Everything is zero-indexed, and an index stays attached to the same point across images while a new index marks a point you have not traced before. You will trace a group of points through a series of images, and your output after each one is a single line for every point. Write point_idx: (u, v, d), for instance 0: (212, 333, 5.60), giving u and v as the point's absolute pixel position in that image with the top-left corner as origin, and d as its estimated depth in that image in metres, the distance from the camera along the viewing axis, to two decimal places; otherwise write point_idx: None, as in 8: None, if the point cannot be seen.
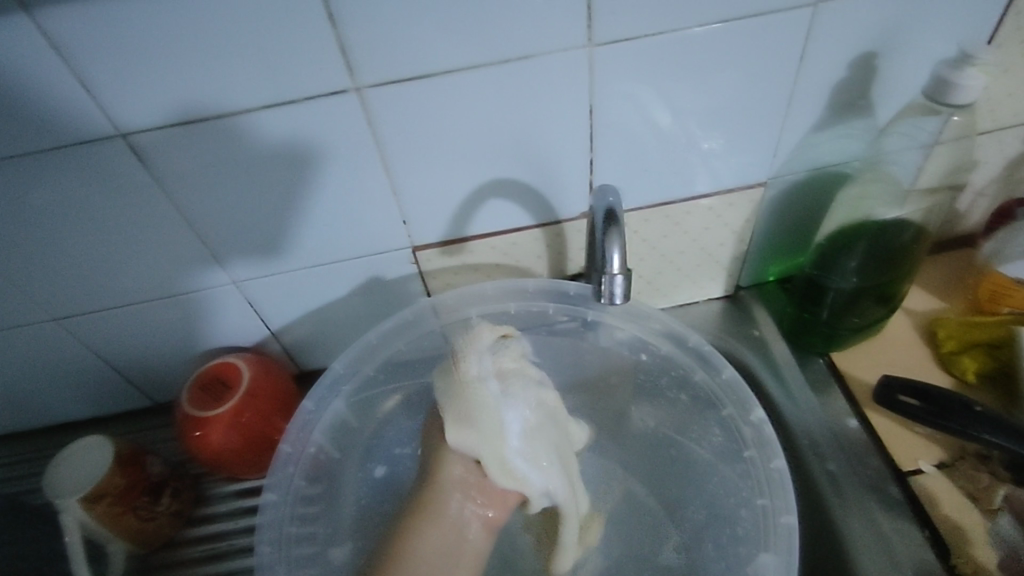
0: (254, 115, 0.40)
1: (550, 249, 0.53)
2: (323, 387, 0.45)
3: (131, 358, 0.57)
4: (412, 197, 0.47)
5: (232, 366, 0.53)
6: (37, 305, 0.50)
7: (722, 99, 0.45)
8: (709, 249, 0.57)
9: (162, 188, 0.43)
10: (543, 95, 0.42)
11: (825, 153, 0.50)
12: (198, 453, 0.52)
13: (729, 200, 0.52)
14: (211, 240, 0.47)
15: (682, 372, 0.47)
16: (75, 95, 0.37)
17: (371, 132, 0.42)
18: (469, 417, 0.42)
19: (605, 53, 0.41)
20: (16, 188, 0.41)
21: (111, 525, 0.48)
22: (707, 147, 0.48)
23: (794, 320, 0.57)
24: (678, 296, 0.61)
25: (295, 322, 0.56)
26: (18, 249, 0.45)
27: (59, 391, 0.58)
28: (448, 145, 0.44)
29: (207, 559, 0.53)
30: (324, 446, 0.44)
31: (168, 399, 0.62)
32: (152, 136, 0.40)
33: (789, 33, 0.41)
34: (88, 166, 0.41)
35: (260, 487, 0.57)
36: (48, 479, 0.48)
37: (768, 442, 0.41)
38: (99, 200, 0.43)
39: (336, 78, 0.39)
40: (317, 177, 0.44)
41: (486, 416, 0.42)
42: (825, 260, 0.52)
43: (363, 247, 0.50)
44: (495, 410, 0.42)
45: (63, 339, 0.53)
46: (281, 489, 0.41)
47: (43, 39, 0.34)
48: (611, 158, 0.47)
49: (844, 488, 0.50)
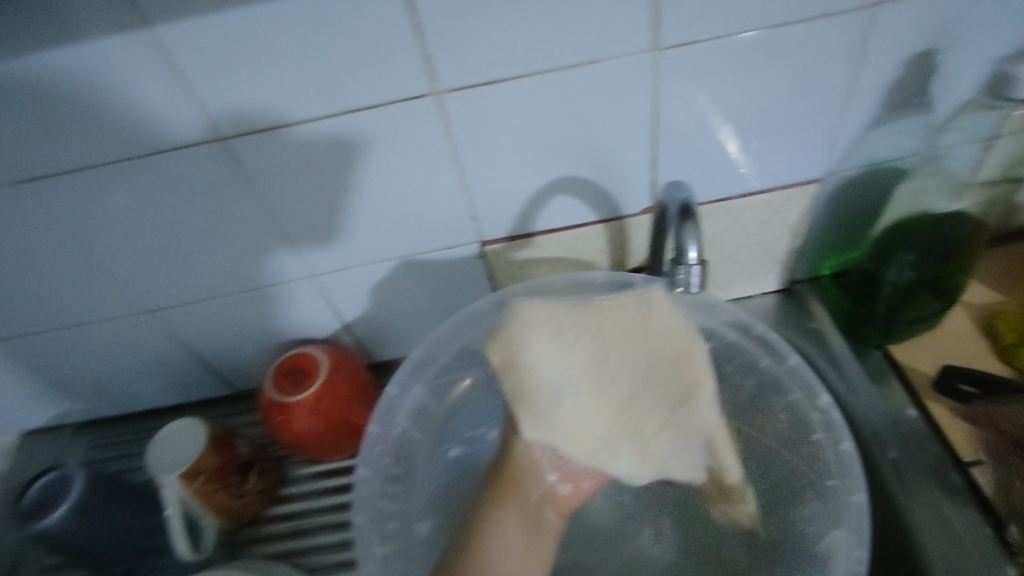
0: (342, 119, 0.43)
1: (612, 244, 0.56)
2: (405, 372, 0.50)
3: (216, 349, 0.61)
4: (482, 195, 0.50)
5: (312, 356, 0.56)
6: (139, 298, 0.55)
7: (779, 97, 0.47)
8: (766, 244, 0.58)
9: (257, 188, 0.47)
10: (608, 97, 0.45)
11: (883, 148, 0.51)
12: (282, 436, 0.56)
13: (786, 195, 0.54)
14: (297, 237, 0.51)
15: (748, 359, 0.51)
16: (185, 103, 0.41)
17: (447, 134, 0.45)
18: (538, 415, 0.45)
19: (668, 57, 0.43)
20: (132, 190, 0.46)
21: (204, 500, 0.53)
22: (764, 144, 0.50)
23: (851, 313, 0.58)
24: (735, 290, 0.63)
25: (369, 314, 0.60)
26: (127, 245, 0.50)
27: (152, 378, 0.63)
28: (518, 146, 0.47)
29: (289, 533, 0.58)
30: (409, 429, 0.50)
31: (249, 387, 0.66)
32: (251, 139, 0.44)
33: (846, 32, 0.43)
34: (196, 167, 0.45)
35: (336, 470, 0.61)
36: (150, 457, 0.52)
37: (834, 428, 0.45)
38: (204, 201, 0.48)
39: (417, 83, 0.42)
40: (398, 177, 0.48)
41: (553, 412, 0.45)
42: (883, 253, 0.53)
43: (436, 243, 0.53)
44: (559, 403, 0.45)
45: (158, 329, 0.58)
46: (371, 466, 0.47)
47: (160, 54, 0.39)
48: (672, 156, 0.50)
49: (907, 476, 0.51)
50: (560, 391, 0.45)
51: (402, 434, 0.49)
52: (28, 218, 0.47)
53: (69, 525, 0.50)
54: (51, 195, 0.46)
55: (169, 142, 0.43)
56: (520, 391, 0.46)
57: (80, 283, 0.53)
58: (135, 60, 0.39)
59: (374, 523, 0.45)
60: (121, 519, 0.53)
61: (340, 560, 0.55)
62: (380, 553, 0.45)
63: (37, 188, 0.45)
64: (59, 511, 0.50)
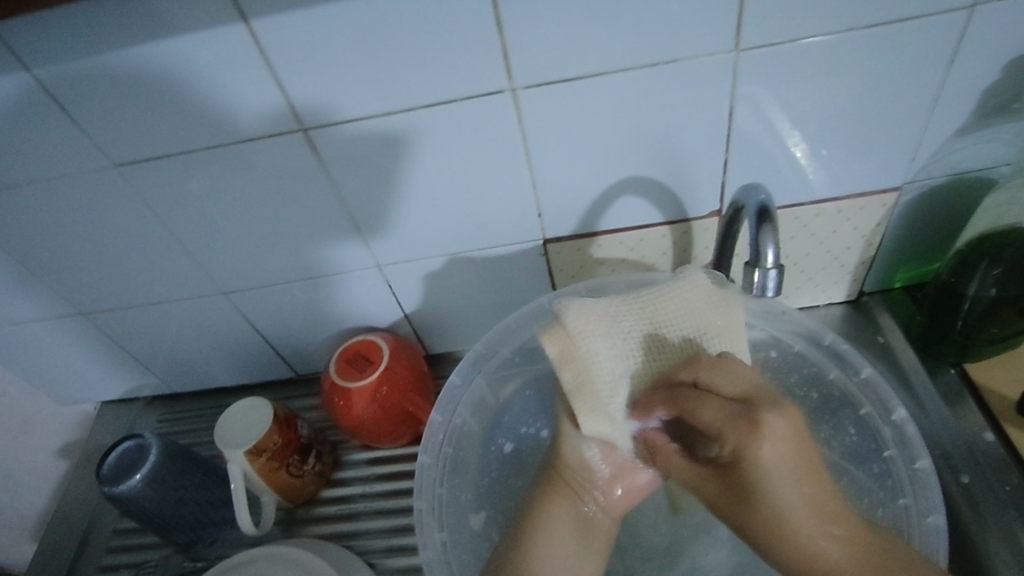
0: (418, 113, 0.44)
1: (676, 246, 0.55)
2: (467, 363, 0.51)
3: (281, 332, 0.63)
4: (549, 193, 0.50)
5: (373, 344, 0.58)
6: (213, 280, 0.57)
7: (861, 101, 0.45)
8: (836, 253, 0.56)
9: (332, 179, 0.49)
10: (684, 98, 0.44)
11: (970, 157, 0.49)
12: (341, 420, 0.57)
13: (861, 204, 0.52)
14: (366, 227, 0.53)
15: (816, 370, 0.50)
16: (273, 96, 0.43)
17: (519, 129, 0.46)
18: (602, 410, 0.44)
19: (749, 57, 0.42)
20: (215, 175, 0.48)
21: (266, 477, 0.55)
22: (842, 149, 0.48)
23: (924, 328, 0.56)
24: (799, 300, 0.61)
25: (428, 306, 0.61)
26: (208, 229, 0.53)
27: (220, 357, 0.66)
28: (589, 144, 0.47)
29: (343, 516, 0.59)
30: (468, 420, 0.51)
31: (309, 371, 0.68)
32: (330, 130, 0.45)
33: (940, 34, 0.41)
34: (277, 156, 0.47)
35: (389, 457, 0.62)
36: (218, 430, 0.54)
37: (912, 444, 0.44)
38: (281, 188, 0.49)
39: (494, 80, 0.43)
40: (467, 172, 0.49)
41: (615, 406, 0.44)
42: (964, 265, 0.51)
43: (499, 239, 0.54)
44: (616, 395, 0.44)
45: (229, 310, 0.60)
46: (432, 453, 0.48)
47: (253, 46, 0.40)
48: (743, 159, 0.49)
49: (980, 503, 0.49)
50: (617, 382, 0.44)
51: (461, 426, 0.50)
52: (121, 199, 0.50)
53: (143, 492, 0.53)
54: (143, 178, 0.48)
55: (254, 131, 0.45)
56: (579, 382, 0.44)
57: (161, 263, 0.55)
58: (229, 52, 0.41)
59: (435, 510, 0.46)
60: (189, 489, 0.56)
61: (391, 545, 0.57)
62: (439, 539, 0.45)
63: (130, 171, 0.48)
64: (135, 478, 0.52)
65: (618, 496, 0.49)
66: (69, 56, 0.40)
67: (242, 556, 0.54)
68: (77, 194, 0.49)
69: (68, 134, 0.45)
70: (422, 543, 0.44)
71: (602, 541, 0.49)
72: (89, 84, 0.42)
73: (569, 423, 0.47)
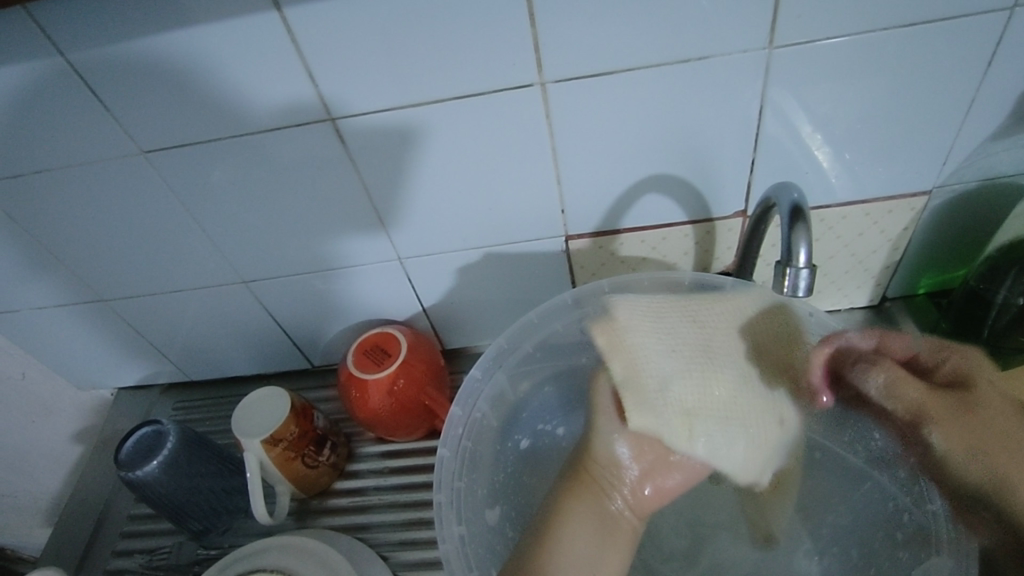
0: (447, 105, 0.44)
1: (698, 246, 0.55)
2: (488, 358, 0.51)
3: (299, 323, 0.63)
4: (573, 189, 0.50)
5: (391, 337, 0.58)
6: (235, 269, 0.57)
7: (895, 103, 0.45)
8: (860, 257, 0.56)
9: (358, 170, 0.49)
10: (715, 96, 0.44)
11: (1003, 163, 0.48)
12: (357, 412, 0.57)
13: (888, 207, 0.51)
14: (389, 220, 0.53)
15: None
16: (303, 85, 0.43)
17: (547, 124, 0.45)
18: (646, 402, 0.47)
19: (783, 55, 0.42)
20: (242, 163, 0.48)
21: (283, 467, 0.55)
22: (873, 152, 0.48)
23: (949, 335, 0.55)
24: (819, 304, 0.61)
25: (446, 301, 0.61)
26: (231, 218, 0.53)
27: (238, 346, 0.66)
28: (616, 141, 0.47)
29: (356, 508, 0.59)
30: (487, 415, 0.51)
31: (324, 363, 0.69)
32: (358, 121, 0.45)
33: (979, 36, 0.41)
34: (303, 146, 0.47)
35: (402, 451, 0.62)
36: (235, 419, 0.54)
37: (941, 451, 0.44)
38: (306, 178, 0.49)
39: (525, 74, 0.43)
40: (493, 166, 0.48)
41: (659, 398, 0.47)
42: (993, 273, 0.50)
43: (520, 234, 0.54)
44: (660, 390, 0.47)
45: (248, 300, 0.61)
46: (452, 446, 0.48)
47: (286, 34, 0.40)
48: (771, 159, 0.48)
49: None
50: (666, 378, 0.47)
51: (480, 420, 0.50)
52: (146, 185, 0.50)
53: (159, 477, 0.53)
54: (170, 165, 0.48)
55: (282, 121, 0.45)
56: (630, 374, 0.48)
57: (184, 251, 0.56)
58: (261, 39, 0.41)
59: (454, 504, 0.46)
60: (204, 477, 0.56)
61: (404, 539, 0.56)
62: (458, 533, 0.46)
63: (158, 158, 0.48)
64: (151, 464, 0.53)
65: (649, 495, 0.50)
66: (104, 41, 0.40)
67: (256, 545, 0.53)
68: (105, 179, 0.49)
69: (99, 119, 0.45)
70: (440, 535, 0.45)
71: (626, 542, 0.49)
72: (121, 69, 0.42)
73: (609, 417, 0.50)
